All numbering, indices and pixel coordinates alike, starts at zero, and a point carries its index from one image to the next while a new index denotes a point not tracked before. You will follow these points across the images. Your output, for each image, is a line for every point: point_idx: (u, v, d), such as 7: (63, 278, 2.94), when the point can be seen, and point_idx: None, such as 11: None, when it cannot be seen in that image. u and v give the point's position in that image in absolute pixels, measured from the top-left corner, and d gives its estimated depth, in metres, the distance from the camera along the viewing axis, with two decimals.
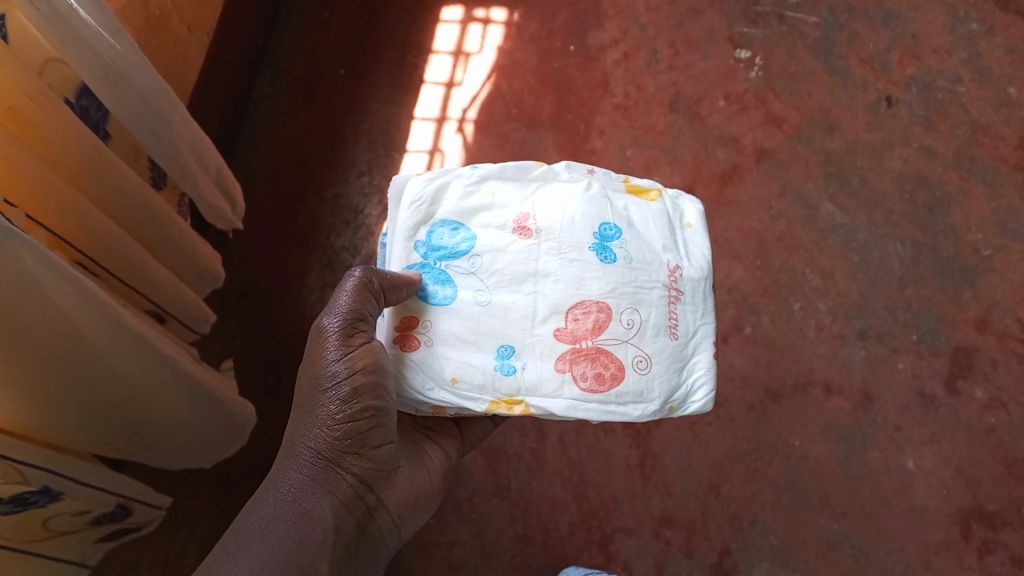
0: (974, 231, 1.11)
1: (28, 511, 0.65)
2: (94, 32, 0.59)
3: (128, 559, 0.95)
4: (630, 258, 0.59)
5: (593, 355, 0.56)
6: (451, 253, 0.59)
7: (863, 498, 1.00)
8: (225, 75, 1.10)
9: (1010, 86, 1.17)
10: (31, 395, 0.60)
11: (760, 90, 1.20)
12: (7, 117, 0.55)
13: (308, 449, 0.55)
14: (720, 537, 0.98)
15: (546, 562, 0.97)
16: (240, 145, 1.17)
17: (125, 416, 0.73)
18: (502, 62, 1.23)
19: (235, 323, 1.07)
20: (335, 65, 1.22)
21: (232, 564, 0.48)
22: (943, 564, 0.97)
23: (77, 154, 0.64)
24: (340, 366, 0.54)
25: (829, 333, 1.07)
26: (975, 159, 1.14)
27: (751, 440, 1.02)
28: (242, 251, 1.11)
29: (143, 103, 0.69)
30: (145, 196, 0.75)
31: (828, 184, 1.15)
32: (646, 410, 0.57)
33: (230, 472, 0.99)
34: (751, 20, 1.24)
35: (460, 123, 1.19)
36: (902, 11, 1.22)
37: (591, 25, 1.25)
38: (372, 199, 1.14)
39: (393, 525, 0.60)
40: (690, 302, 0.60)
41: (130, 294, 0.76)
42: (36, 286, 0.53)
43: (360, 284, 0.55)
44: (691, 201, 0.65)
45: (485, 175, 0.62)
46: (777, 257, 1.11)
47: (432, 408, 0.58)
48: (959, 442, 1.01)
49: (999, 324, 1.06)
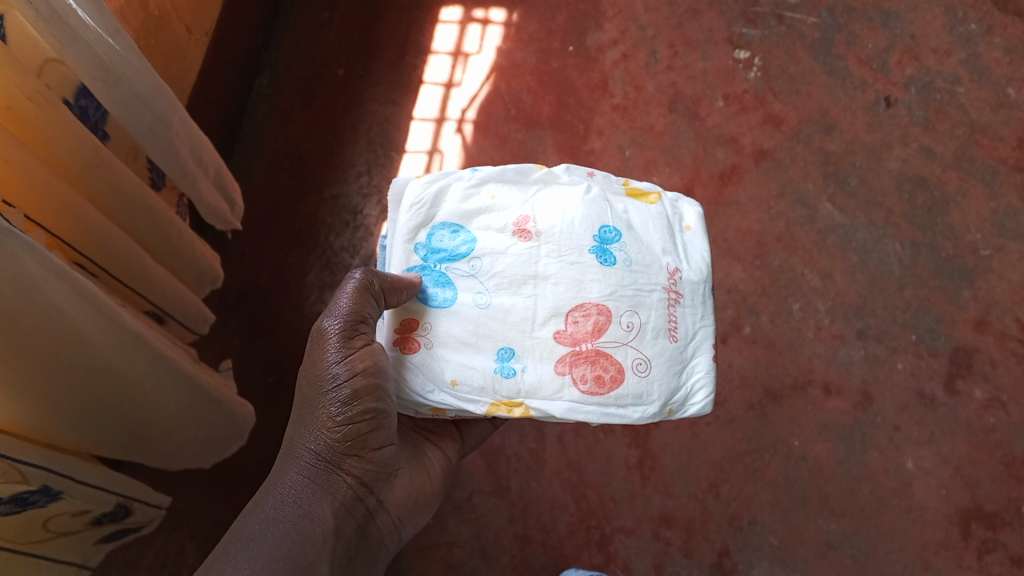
0: (974, 231, 1.11)
1: (27, 511, 0.65)
2: (94, 33, 0.59)
3: (127, 559, 0.95)
4: (630, 260, 0.59)
5: (592, 357, 0.56)
6: (451, 255, 0.59)
7: (863, 498, 1.00)
8: (225, 75, 1.10)
9: (1009, 86, 1.17)
10: (30, 395, 0.60)
11: (760, 90, 1.20)
12: (7, 117, 0.55)
13: (308, 451, 0.55)
14: (720, 537, 0.98)
15: (545, 562, 0.97)
16: (240, 146, 1.17)
17: (124, 416, 0.73)
18: (502, 62, 1.23)
19: (235, 324, 1.07)
20: (335, 65, 1.22)
21: (232, 565, 0.48)
22: (942, 563, 0.97)
23: (76, 154, 0.64)
24: (341, 368, 0.54)
25: (828, 333, 1.07)
26: (974, 159, 1.14)
27: (750, 440, 1.02)
28: (242, 252, 1.11)
29: (143, 103, 0.69)
30: (145, 196, 0.75)
31: (827, 184, 1.15)
32: (646, 412, 0.57)
33: (230, 472, 0.99)
34: (750, 21, 1.24)
35: (460, 124, 1.19)
36: (901, 12, 1.23)
37: (591, 26, 1.25)
38: (372, 199, 1.14)
39: (393, 526, 0.60)
40: (689, 304, 0.60)
41: (130, 295, 0.76)
42: (36, 287, 0.53)
43: (361, 285, 0.55)
44: (691, 204, 0.65)
45: (485, 178, 0.62)
46: (777, 257, 1.11)
47: (432, 410, 0.58)
48: (959, 442, 1.02)
49: (999, 324, 1.07)
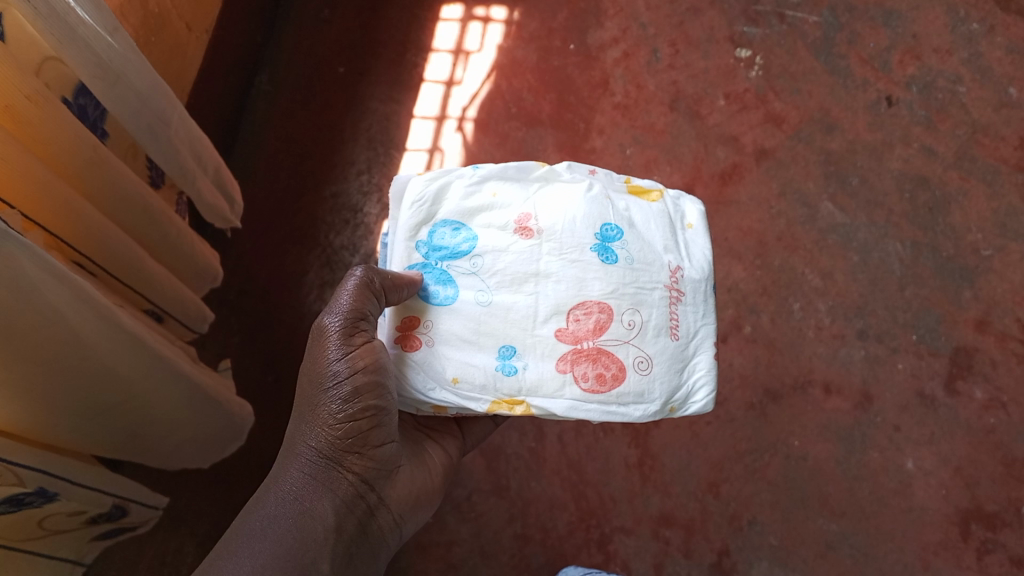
0: (974, 231, 1.11)
1: (22, 511, 0.65)
2: (93, 31, 0.59)
3: (126, 558, 0.95)
4: (631, 258, 0.59)
5: (593, 355, 0.56)
6: (452, 253, 0.59)
7: (863, 498, 1.00)
8: (224, 72, 1.10)
9: (1011, 86, 1.17)
10: (27, 396, 0.60)
11: (761, 90, 1.20)
12: (5, 116, 0.55)
13: (309, 448, 0.55)
14: (719, 537, 0.98)
15: (545, 561, 0.97)
16: (239, 144, 1.17)
17: (119, 416, 0.73)
18: (502, 60, 1.22)
19: (235, 323, 1.07)
20: (335, 63, 1.22)
21: (232, 563, 0.48)
22: (942, 564, 0.97)
23: (74, 153, 0.63)
24: (341, 365, 0.54)
25: (829, 333, 1.07)
26: (975, 159, 1.14)
27: (750, 439, 1.02)
28: (241, 250, 1.11)
29: (143, 103, 0.69)
30: (143, 194, 0.75)
31: (828, 184, 1.14)
32: (647, 411, 0.57)
33: (230, 470, 1.00)
34: (751, 20, 1.23)
35: (460, 122, 1.19)
36: (903, 11, 1.22)
37: (591, 24, 1.25)
38: (371, 198, 1.14)
39: (394, 523, 0.60)
40: (691, 303, 0.60)
41: (128, 295, 0.76)
42: (34, 289, 0.53)
43: (361, 283, 0.55)
44: (692, 202, 0.65)
45: (486, 175, 0.62)
46: (777, 257, 1.11)
47: (432, 409, 0.57)
48: (958, 442, 1.02)
49: (999, 324, 1.06)
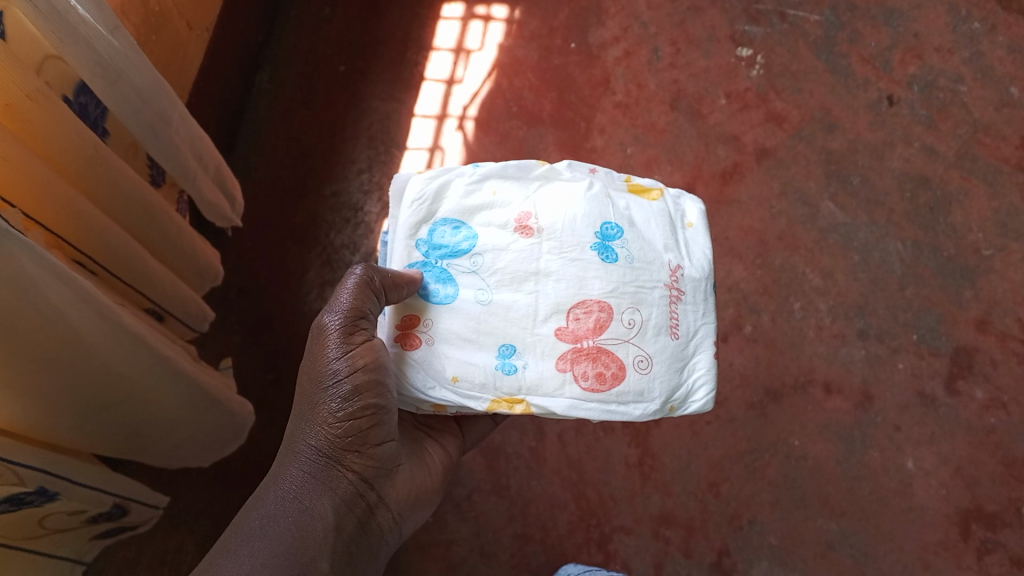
0: (975, 231, 1.10)
1: (22, 511, 0.64)
2: (93, 30, 0.59)
3: (126, 556, 0.95)
4: (631, 257, 0.59)
5: (593, 354, 0.56)
6: (452, 252, 0.59)
7: (863, 497, 1.00)
8: (224, 71, 1.10)
9: (1012, 85, 1.17)
10: (27, 395, 0.60)
11: (762, 89, 1.19)
12: (5, 115, 0.55)
13: (309, 446, 0.55)
14: (719, 537, 0.98)
15: (545, 561, 0.97)
16: (240, 142, 1.17)
17: (120, 414, 0.73)
18: (503, 59, 1.22)
19: (235, 321, 1.07)
20: (336, 62, 1.22)
21: (232, 562, 0.48)
22: (942, 564, 0.97)
23: (75, 152, 0.63)
24: (341, 364, 0.54)
25: (829, 332, 1.07)
26: (976, 159, 1.14)
27: (751, 439, 1.02)
28: (242, 249, 1.11)
29: (143, 101, 0.69)
30: (143, 192, 0.75)
31: (829, 183, 1.14)
32: (647, 410, 0.57)
33: (230, 469, 1.00)
34: (752, 18, 1.23)
35: (460, 121, 1.19)
36: (904, 10, 1.22)
37: (592, 23, 1.24)
38: (372, 196, 1.14)
39: (393, 522, 0.60)
40: (691, 302, 0.59)
41: (129, 293, 0.76)
42: (34, 288, 0.53)
43: (361, 281, 0.55)
44: (692, 201, 0.65)
45: (486, 174, 0.61)
46: (778, 256, 1.10)
47: (432, 407, 0.57)
48: (959, 442, 1.01)
49: (1000, 324, 1.06)
